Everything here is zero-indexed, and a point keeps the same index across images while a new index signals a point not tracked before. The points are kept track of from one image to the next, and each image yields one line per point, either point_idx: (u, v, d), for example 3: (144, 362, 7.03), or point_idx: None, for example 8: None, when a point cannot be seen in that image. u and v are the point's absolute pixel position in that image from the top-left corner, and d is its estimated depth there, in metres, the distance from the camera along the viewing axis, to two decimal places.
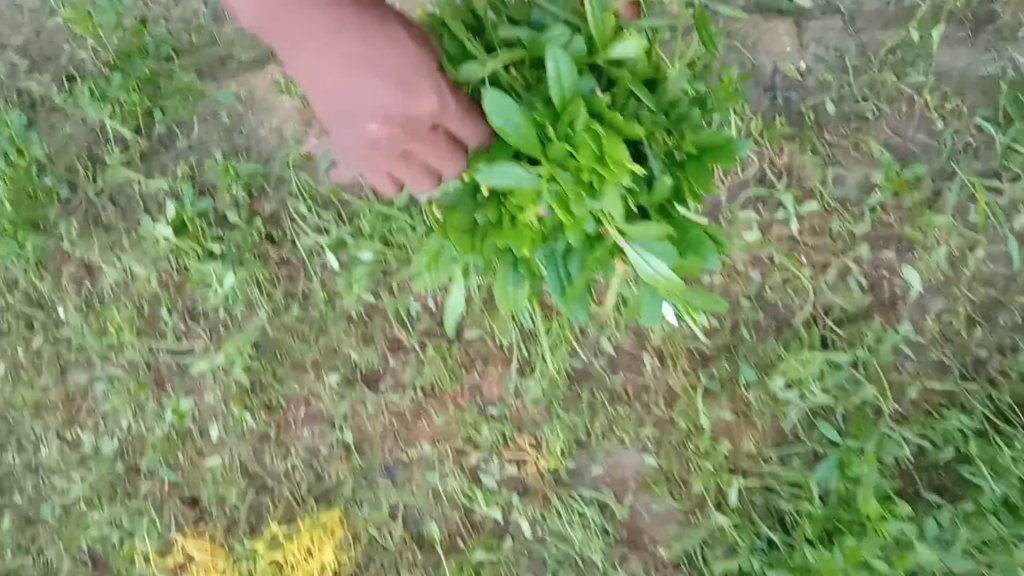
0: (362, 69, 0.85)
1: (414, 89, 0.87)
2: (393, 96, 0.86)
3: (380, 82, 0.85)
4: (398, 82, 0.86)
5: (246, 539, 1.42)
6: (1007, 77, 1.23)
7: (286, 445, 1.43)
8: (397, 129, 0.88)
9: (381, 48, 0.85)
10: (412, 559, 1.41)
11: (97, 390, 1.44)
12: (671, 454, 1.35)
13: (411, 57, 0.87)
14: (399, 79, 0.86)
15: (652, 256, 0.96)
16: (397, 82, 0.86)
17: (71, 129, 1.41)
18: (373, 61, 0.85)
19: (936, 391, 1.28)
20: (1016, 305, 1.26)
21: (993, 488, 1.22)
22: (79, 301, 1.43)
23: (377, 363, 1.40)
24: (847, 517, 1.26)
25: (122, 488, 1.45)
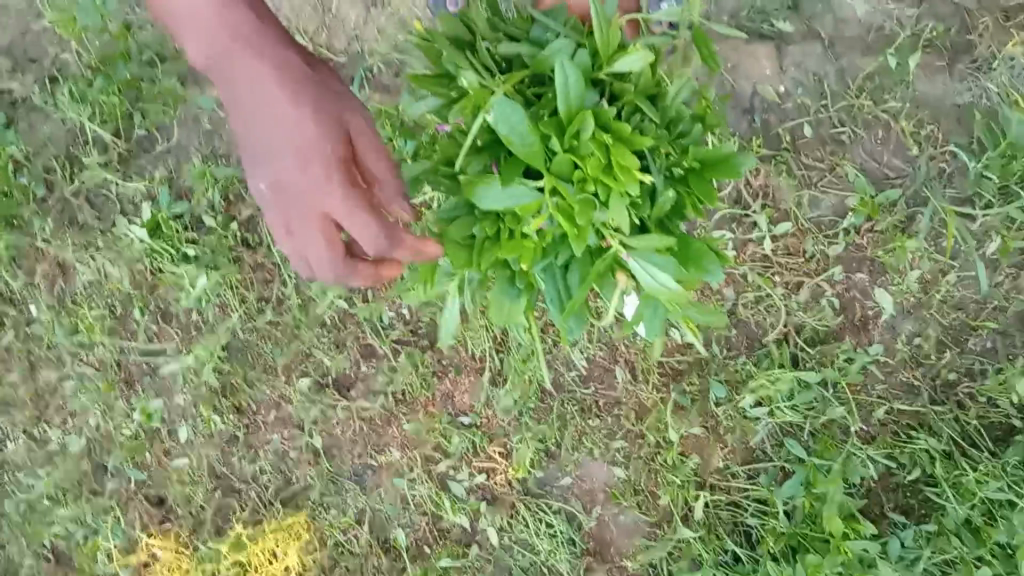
0: (270, 125, 0.80)
1: (309, 167, 0.79)
2: (293, 161, 0.79)
3: (283, 143, 0.79)
4: (291, 150, 0.79)
5: (211, 540, 1.42)
6: (981, 106, 1.24)
7: (254, 448, 1.42)
8: (286, 198, 0.80)
9: (287, 109, 0.80)
10: (377, 564, 1.41)
11: (66, 388, 1.43)
12: (641, 467, 1.35)
13: (315, 132, 0.79)
14: (296, 146, 0.79)
15: (656, 269, 0.86)
16: (295, 149, 0.79)
17: (47, 128, 1.40)
18: (282, 124, 0.79)
19: (906, 413, 1.29)
20: (985, 331, 1.27)
21: (956, 509, 1.22)
22: (50, 299, 1.41)
23: (349, 369, 1.40)
24: (811, 535, 1.25)
25: (88, 486, 1.44)
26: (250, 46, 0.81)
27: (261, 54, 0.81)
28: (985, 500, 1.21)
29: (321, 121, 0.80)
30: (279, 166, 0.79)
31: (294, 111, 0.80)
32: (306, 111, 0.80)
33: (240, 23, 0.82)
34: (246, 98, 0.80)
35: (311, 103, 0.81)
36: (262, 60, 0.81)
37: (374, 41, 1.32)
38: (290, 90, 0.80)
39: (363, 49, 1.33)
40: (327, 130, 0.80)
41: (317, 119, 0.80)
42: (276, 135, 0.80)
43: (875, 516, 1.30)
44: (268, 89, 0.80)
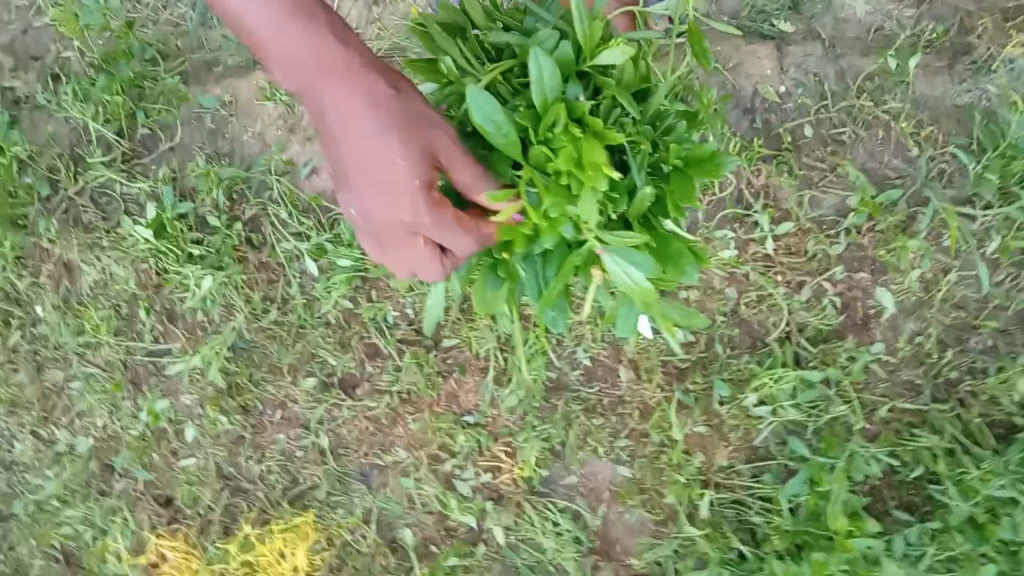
0: (361, 161, 0.79)
1: (401, 200, 0.79)
2: (388, 195, 0.79)
3: (374, 178, 0.79)
4: (384, 183, 0.79)
5: (219, 540, 1.43)
6: (981, 107, 1.25)
7: (261, 448, 1.43)
8: (382, 223, 0.82)
9: (378, 144, 0.78)
10: (384, 563, 1.41)
11: (73, 388, 1.44)
12: (646, 466, 1.36)
13: (402, 168, 0.78)
14: (385, 180, 0.79)
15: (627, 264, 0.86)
16: (382, 182, 0.79)
17: (53, 129, 1.41)
18: (371, 160, 0.78)
19: (908, 411, 1.30)
20: (987, 329, 1.28)
21: (960, 506, 1.21)
22: (56, 299, 1.42)
23: (354, 369, 1.41)
24: (815, 532, 1.26)
25: (96, 487, 1.45)
26: (334, 77, 0.78)
27: (352, 85, 0.78)
28: (989, 497, 1.22)
29: (408, 152, 0.78)
30: (374, 199, 0.80)
31: (385, 145, 0.78)
32: (393, 143, 0.78)
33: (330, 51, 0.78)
34: (337, 130, 0.79)
35: (399, 133, 0.78)
36: (349, 93, 0.78)
37: (378, 41, 1.33)
38: (376, 122, 0.78)
39: (366, 49, 1.33)
40: (413, 162, 0.78)
41: (407, 153, 0.78)
42: (368, 170, 0.79)
43: (879, 513, 1.31)
44: (352, 121, 0.78)
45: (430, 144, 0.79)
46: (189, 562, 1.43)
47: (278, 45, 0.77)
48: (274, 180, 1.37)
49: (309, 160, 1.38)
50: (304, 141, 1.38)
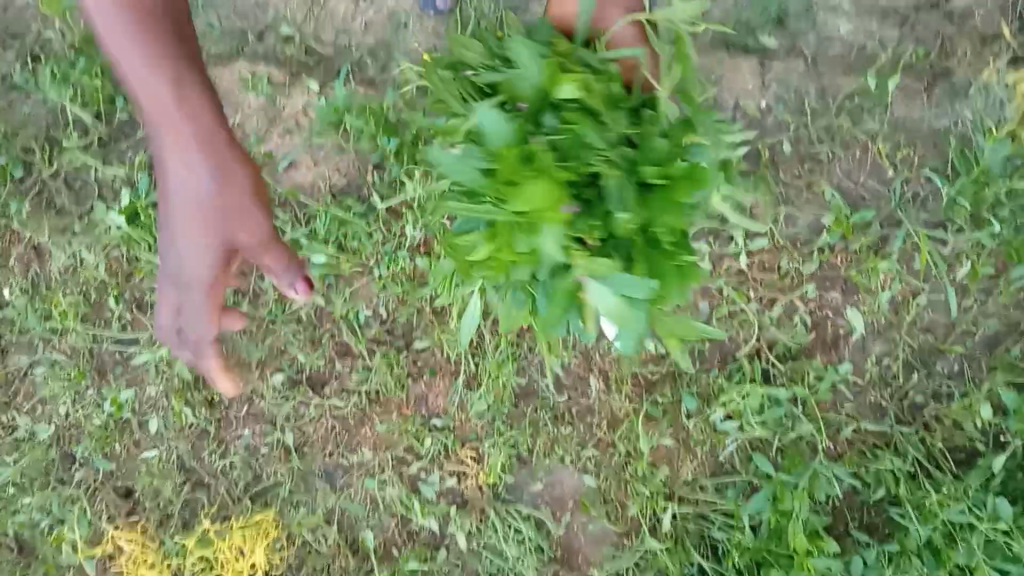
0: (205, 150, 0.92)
1: (197, 280, 0.93)
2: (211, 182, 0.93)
3: (180, 248, 0.91)
4: (190, 268, 0.93)
5: (177, 536, 1.42)
6: (957, 132, 1.26)
7: (225, 443, 1.42)
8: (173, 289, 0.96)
9: (193, 219, 0.90)
10: (344, 564, 1.41)
11: (37, 374, 1.42)
12: (611, 476, 1.36)
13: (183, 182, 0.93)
14: (196, 254, 0.92)
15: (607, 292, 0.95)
16: (195, 253, 0.91)
17: (29, 109, 1.39)
18: (182, 234, 0.90)
19: (871, 432, 1.31)
20: (953, 354, 1.28)
21: (918, 530, 1.24)
22: (25, 283, 1.40)
23: (323, 367, 1.40)
24: (776, 550, 1.28)
25: (55, 475, 1.43)
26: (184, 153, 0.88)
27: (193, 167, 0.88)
28: (947, 522, 1.24)
29: (219, 244, 0.92)
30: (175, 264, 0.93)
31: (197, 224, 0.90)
32: (197, 241, 0.91)
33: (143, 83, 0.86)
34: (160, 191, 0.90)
35: (214, 227, 0.91)
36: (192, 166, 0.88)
37: (364, 38, 1.33)
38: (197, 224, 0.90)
39: (352, 44, 1.33)
40: (217, 258, 0.93)
41: (221, 244, 0.93)
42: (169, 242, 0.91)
43: (839, 534, 1.31)
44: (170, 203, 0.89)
45: (236, 242, 0.93)
46: (146, 555, 1.43)
47: (137, 89, 0.85)
48: None
49: (287, 154, 1.36)
50: (283, 134, 1.36)
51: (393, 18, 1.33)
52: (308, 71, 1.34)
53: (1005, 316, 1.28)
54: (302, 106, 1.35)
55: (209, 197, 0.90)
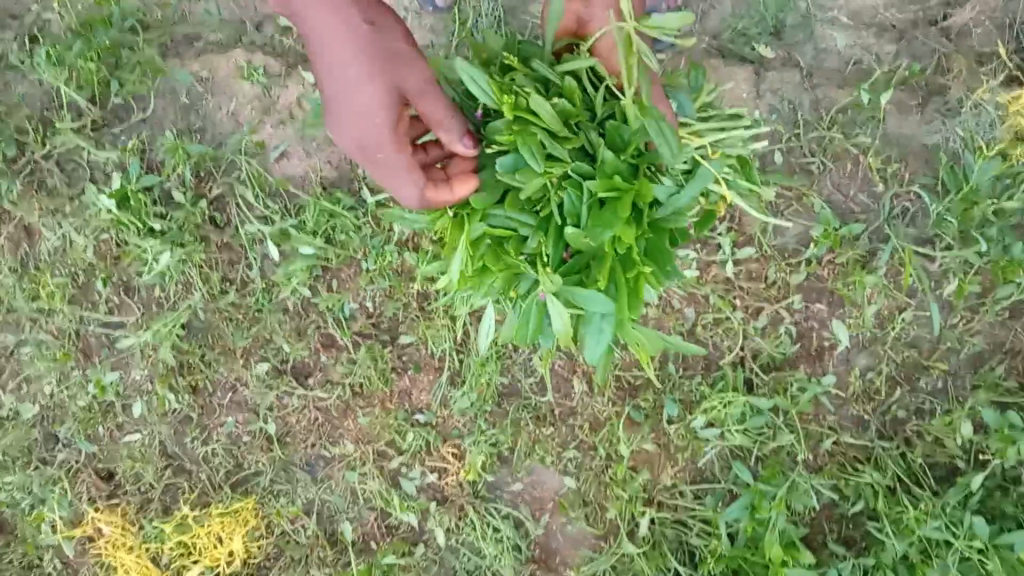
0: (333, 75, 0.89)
1: (374, 130, 0.89)
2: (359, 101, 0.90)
3: (347, 116, 0.89)
4: (360, 118, 0.88)
5: (157, 520, 1.42)
6: (949, 148, 1.26)
7: (208, 430, 1.42)
8: (365, 157, 0.91)
9: (351, 82, 0.88)
10: (322, 556, 1.41)
11: (23, 353, 1.42)
12: (591, 479, 1.35)
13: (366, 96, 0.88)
14: (359, 114, 0.88)
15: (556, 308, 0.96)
16: (356, 113, 0.88)
17: (25, 90, 1.40)
18: (350, 90, 0.88)
19: (853, 446, 1.31)
20: (937, 370, 1.28)
21: (894, 545, 1.23)
22: (14, 263, 1.41)
23: (308, 357, 1.40)
24: (752, 559, 1.26)
25: (38, 455, 1.44)
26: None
27: (343, 24, 0.87)
28: (924, 538, 1.23)
29: (384, 85, 0.88)
30: (353, 130, 0.90)
31: (356, 75, 0.87)
32: (371, 78, 0.87)
33: None
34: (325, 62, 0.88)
35: (382, 69, 0.87)
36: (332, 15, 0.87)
37: None
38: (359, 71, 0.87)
39: None
40: (385, 96, 0.88)
41: (383, 88, 0.88)
42: (344, 113, 0.89)
43: (816, 545, 1.33)
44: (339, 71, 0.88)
45: (403, 84, 0.89)
46: (124, 539, 1.42)
47: None
48: (243, 161, 1.36)
49: (280, 143, 1.38)
50: (277, 124, 1.37)
51: None
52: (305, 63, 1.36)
53: (992, 335, 1.28)
54: (296, 97, 1.36)
55: (358, 62, 0.87)
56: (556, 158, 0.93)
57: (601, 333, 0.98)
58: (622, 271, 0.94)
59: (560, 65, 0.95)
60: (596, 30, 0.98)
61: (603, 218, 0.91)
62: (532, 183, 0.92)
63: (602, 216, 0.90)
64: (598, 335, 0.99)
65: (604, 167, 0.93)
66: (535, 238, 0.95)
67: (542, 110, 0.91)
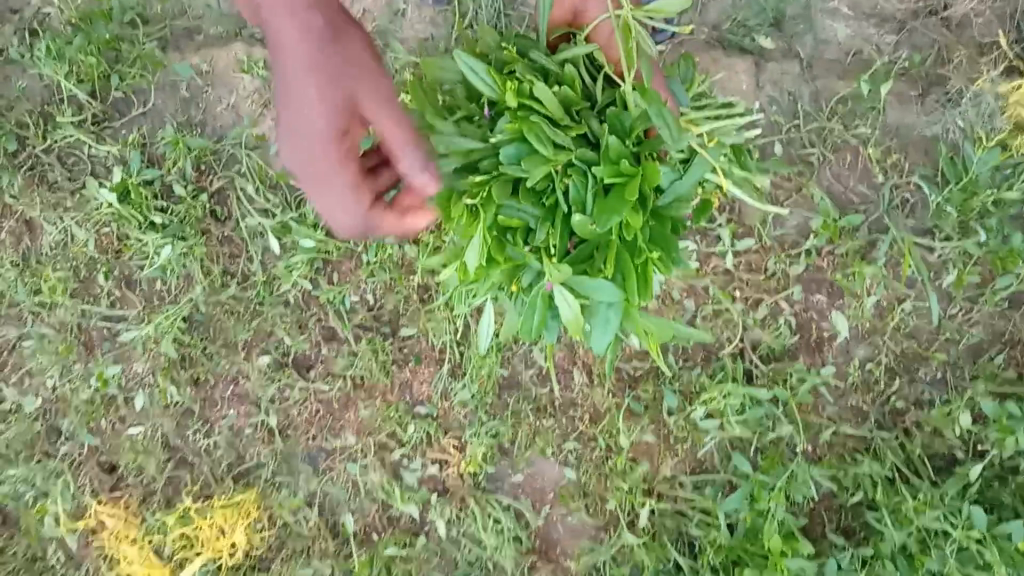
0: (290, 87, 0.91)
1: (319, 147, 0.91)
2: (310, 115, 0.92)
3: (293, 130, 0.92)
4: (306, 133, 0.91)
5: (160, 512, 1.43)
6: (948, 139, 1.26)
7: (209, 422, 1.43)
8: (309, 176, 0.93)
9: (301, 98, 0.90)
10: (324, 547, 1.41)
11: (25, 346, 1.43)
12: (591, 470, 1.36)
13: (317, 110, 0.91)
14: (308, 131, 0.91)
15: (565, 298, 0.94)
16: (304, 125, 0.91)
17: (25, 83, 1.40)
18: (298, 106, 0.90)
19: (853, 436, 1.31)
20: (936, 361, 1.29)
21: (893, 536, 1.23)
22: (15, 257, 1.41)
23: (309, 350, 1.41)
24: (751, 549, 1.27)
25: (40, 447, 1.44)
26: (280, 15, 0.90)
27: (298, 45, 0.90)
28: (922, 528, 1.23)
29: (335, 103, 0.91)
30: (298, 146, 0.92)
31: (305, 91, 0.90)
32: (326, 98, 0.91)
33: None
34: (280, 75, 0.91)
35: (333, 89, 0.91)
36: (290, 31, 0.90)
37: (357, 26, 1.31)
38: (307, 90, 0.90)
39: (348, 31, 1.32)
40: (332, 112, 0.91)
41: (336, 107, 0.91)
42: (291, 128, 0.92)
43: (816, 535, 1.33)
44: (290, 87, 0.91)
45: (358, 108, 0.92)
46: (128, 531, 1.43)
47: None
48: (243, 154, 1.36)
49: (281, 136, 1.38)
50: (277, 117, 1.38)
51: (389, 4, 1.32)
52: None
53: (991, 326, 1.28)
54: None
55: (308, 80, 0.90)
56: (561, 145, 0.92)
57: (607, 322, 0.96)
58: (628, 257, 0.94)
59: (560, 54, 0.96)
60: (592, 18, 0.98)
61: (609, 202, 0.90)
62: (536, 170, 0.91)
63: (607, 202, 0.90)
64: (604, 324, 0.97)
65: (608, 152, 0.92)
66: (540, 226, 0.94)
67: (545, 98, 0.91)
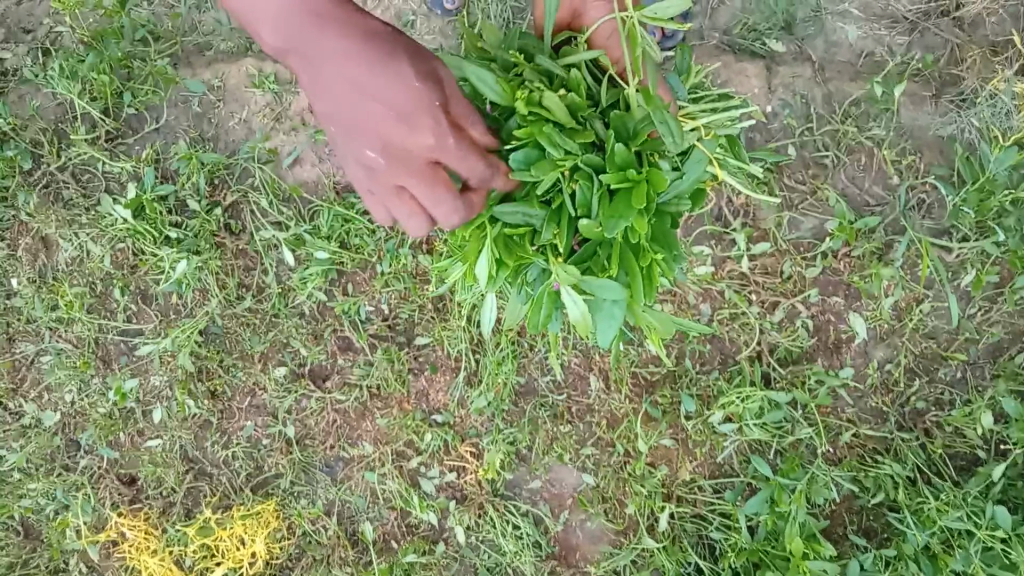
0: (359, 84, 0.81)
1: (418, 120, 0.81)
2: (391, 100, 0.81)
3: (378, 119, 0.81)
4: (398, 110, 0.81)
5: (179, 523, 1.43)
6: (963, 139, 1.25)
7: (227, 434, 1.43)
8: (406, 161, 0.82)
9: (373, 79, 0.81)
10: (343, 555, 1.41)
11: (44, 362, 1.44)
12: (610, 475, 1.36)
13: (412, 95, 0.81)
14: (399, 107, 0.80)
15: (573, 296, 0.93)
16: (392, 103, 0.81)
17: (38, 102, 1.41)
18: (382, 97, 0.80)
19: (873, 437, 1.30)
20: (955, 361, 1.28)
21: (916, 536, 1.23)
22: (32, 274, 1.42)
23: (325, 360, 1.41)
24: (772, 552, 1.27)
25: (60, 462, 1.45)
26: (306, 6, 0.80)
27: (347, 30, 0.81)
28: (945, 528, 1.22)
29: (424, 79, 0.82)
30: (392, 129, 0.81)
31: (374, 67, 0.81)
32: (401, 67, 0.81)
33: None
34: (337, 68, 0.81)
35: (407, 57, 0.82)
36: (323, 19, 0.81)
37: None
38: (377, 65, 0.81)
39: None
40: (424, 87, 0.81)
41: (418, 73, 0.81)
42: (375, 114, 0.81)
43: (838, 537, 1.32)
44: (357, 70, 0.81)
45: (435, 70, 0.83)
46: (148, 542, 1.44)
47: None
48: (256, 168, 1.37)
49: (293, 149, 1.38)
50: (289, 130, 1.38)
51: (399, 16, 1.32)
52: None
53: (1011, 325, 1.27)
54: (307, 103, 1.37)
55: (375, 59, 0.81)
56: (569, 151, 0.89)
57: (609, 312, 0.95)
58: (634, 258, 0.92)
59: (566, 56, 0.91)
60: (592, 21, 0.96)
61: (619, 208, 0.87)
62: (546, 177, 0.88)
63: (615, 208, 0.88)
64: (610, 321, 0.95)
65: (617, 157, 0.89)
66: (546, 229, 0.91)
67: (551, 106, 0.88)
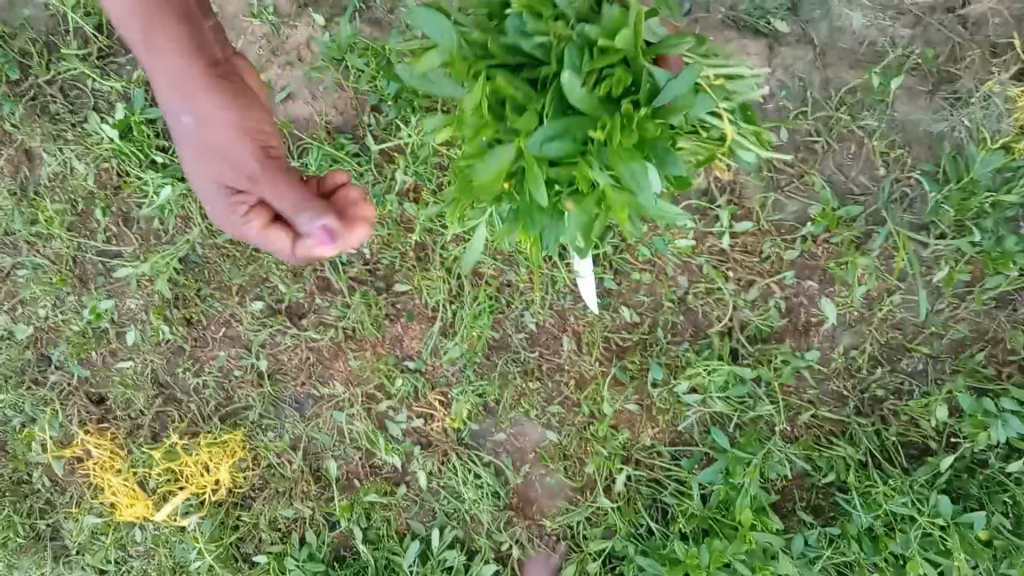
0: (181, 139, 0.86)
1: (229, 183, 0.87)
2: (213, 165, 0.86)
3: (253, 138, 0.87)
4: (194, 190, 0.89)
5: (146, 446, 1.45)
6: (952, 137, 1.27)
7: (200, 361, 1.45)
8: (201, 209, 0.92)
9: (229, 111, 0.85)
10: (306, 490, 1.44)
11: (18, 275, 1.44)
12: (573, 434, 1.38)
13: (236, 159, 0.86)
14: (215, 164, 0.86)
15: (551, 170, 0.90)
16: (215, 161, 0.86)
17: (28, 12, 1.40)
18: (209, 157, 0.86)
19: (829, 420, 1.34)
20: (918, 354, 1.31)
21: (861, 518, 1.27)
22: (12, 185, 1.42)
23: (303, 299, 1.42)
24: (721, 521, 1.30)
25: (30, 376, 1.46)
26: (155, 49, 0.82)
27: (206, 87, 0.84)
28: (889, 513, 1.26)
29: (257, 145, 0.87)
30: (195, 179, 0.88)
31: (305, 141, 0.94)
32: (248, 128, 0.87)
33: (163, 34, 0.82)
34: (173, 119, 0.85)
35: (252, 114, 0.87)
36: (167, 76, 0.83)
37: None
38: (194, 127, 0.85)
39: None
40: (249, 146, 0.86)
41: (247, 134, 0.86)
42: (189, 161, 0.87)
43: (786, 511, 1.36)
44: (189, 133, 0.85)
45: (259, 134, 0.87)
46: (113, 462, 1.45)
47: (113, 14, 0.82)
48: None
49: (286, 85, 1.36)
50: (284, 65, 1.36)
51: None
52: (315, 5, 1.33)
53: (975, 324, 1.31)
54: (305, 37, 1.35)
55: (193, 116, 0.84)
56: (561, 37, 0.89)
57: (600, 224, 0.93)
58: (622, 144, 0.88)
59: None
60: None
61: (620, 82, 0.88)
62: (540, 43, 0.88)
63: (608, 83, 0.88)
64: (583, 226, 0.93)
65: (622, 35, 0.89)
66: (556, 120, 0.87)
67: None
